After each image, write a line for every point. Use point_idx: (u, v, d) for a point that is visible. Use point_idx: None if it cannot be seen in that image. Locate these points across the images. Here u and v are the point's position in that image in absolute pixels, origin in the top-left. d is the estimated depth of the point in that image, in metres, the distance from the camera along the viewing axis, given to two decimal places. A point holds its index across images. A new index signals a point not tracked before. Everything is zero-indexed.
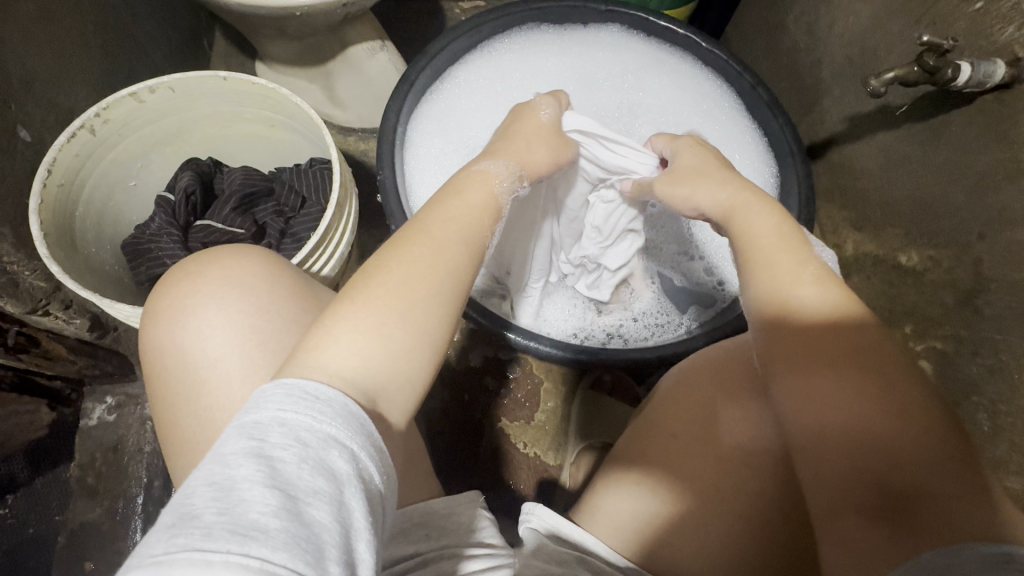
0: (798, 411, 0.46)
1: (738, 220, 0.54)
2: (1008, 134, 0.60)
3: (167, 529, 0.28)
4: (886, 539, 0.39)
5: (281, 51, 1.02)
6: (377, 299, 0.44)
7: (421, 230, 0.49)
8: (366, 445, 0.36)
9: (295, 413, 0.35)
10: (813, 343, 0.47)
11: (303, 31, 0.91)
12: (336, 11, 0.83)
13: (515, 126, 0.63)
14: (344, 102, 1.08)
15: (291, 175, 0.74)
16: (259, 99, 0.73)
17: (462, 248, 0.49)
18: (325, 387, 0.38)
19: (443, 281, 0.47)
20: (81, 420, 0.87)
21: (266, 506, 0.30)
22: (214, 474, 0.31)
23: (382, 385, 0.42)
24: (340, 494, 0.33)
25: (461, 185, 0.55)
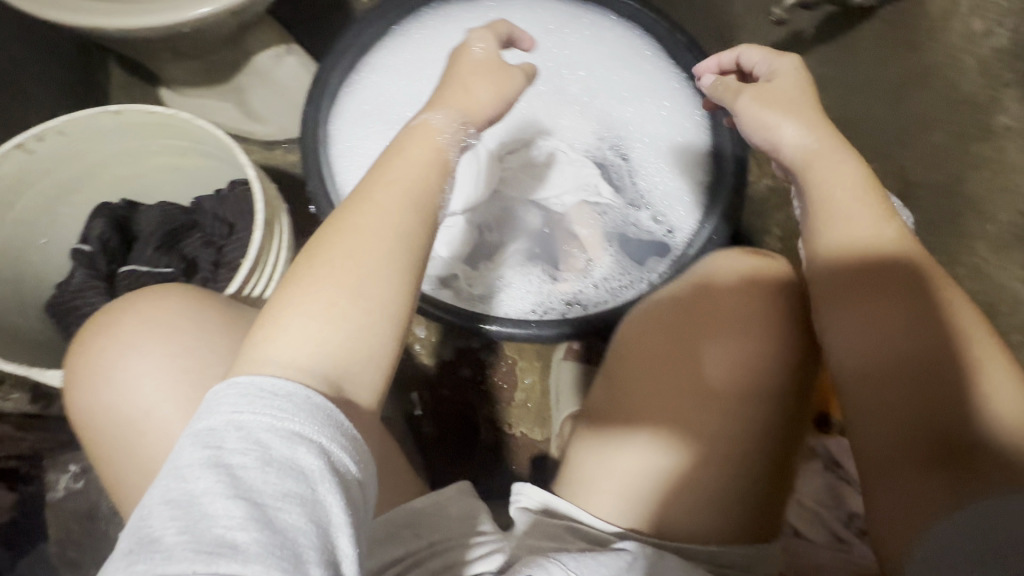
0: (851, 348, 0.49)
1: (817, 170, 0.54)
2: (911, 40, 0.62)
3: (127, 555, 0.32)
4: (943, 485, 0.42)
5: (183, 72, 0.96)
6: (320, 280, 0.43)
7: (366, 199, 0.47)
8: (336, 438, 0.38)
9: (252, 414, 0.36)
10: (874, 291, 0.50)
11: (198, 47, 0.86)
12: (227, 20, 0.78)
13: (455, 69, 0.57)
14: (261, 115, 1.03)
15: (212, 203, 0.70)
16: (162, 127, 0.69)
17: (411, 210, 0.48)
18: (283, 383, 0.38)
19: (386, 248, 0.45)
20: (46, 493, 0.83)
21: (231, 519, 0.33)
22: (172, 490, 0.34)
23: (342, 368, 0.42)
24: (312, 493, 0.35)
25: (404, 144, 0.52)
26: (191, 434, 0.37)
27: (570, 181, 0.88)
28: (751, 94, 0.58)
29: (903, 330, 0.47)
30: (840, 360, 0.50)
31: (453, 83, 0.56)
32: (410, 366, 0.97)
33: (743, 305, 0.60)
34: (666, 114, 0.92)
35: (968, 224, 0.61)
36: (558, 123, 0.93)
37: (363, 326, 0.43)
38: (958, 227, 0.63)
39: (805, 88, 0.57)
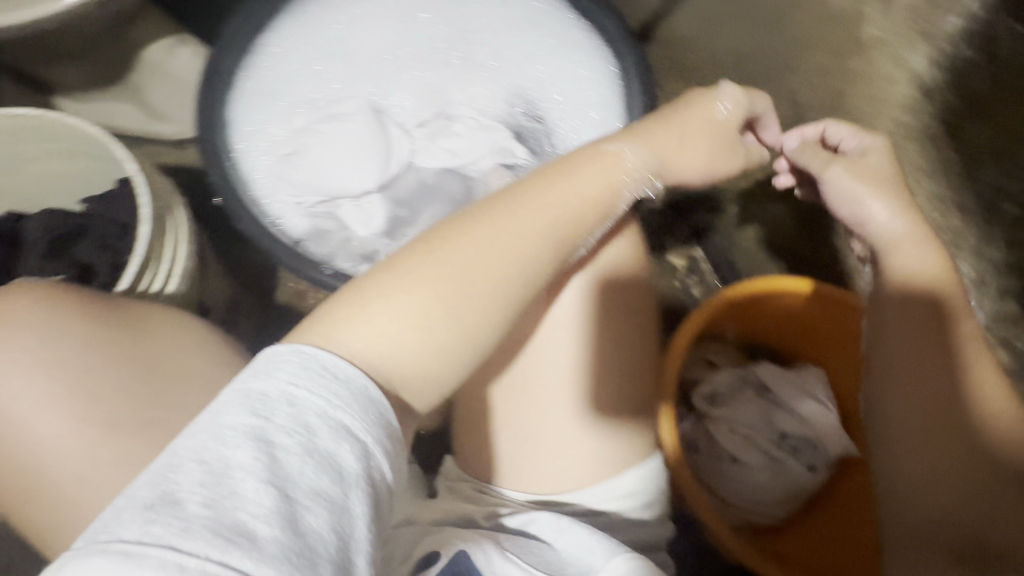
0: (904, 373, 0.55)
1: (897, 255, 0.59)
2: None
3: (147, 509, 0.34)
4: (968, 537, 0.48)
5: (69, 74, 0.90)
6: (422, 283, 0.48)
7: (512, 214, 0.53)
8: (379, 441, 0.41)
9: (305, 393, 0.39)
10: (923, 327, 0.56)
11: (73, 44, 0.81)
12: (92, 11, 0.73)
13: (688, 118, 0.63)
14: (163, 113, 0.98)
15: (100, 205, 0.67)
16: (33, 131, 0.66)
17: (546, 241, 0.53)
18: (343, 366, 0.42)
19: (510, 277, 0.51)
20: None
21: (260, 507, 0.35)
22: (211, 452, 0.37)
23: (394, 370, 0.45)
24: (343, 501, 0.37)
25: (580, 164, 0.57)
26: (238, 388, 0.40)
27: (483, 145, 0.88)
28: (842, 163, 0.62)
29: (953, 379, 0.53)
30: (886, 389, 0.56)
31: (673, 127, 0.62)
32: None
33: (592, 226, 0.56)
34: (576, 65, 0.88)
35: None
36: (466, 92, 0.91)
37: (449, 343, 0.48)
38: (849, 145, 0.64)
39: (892, 168, 0.63)
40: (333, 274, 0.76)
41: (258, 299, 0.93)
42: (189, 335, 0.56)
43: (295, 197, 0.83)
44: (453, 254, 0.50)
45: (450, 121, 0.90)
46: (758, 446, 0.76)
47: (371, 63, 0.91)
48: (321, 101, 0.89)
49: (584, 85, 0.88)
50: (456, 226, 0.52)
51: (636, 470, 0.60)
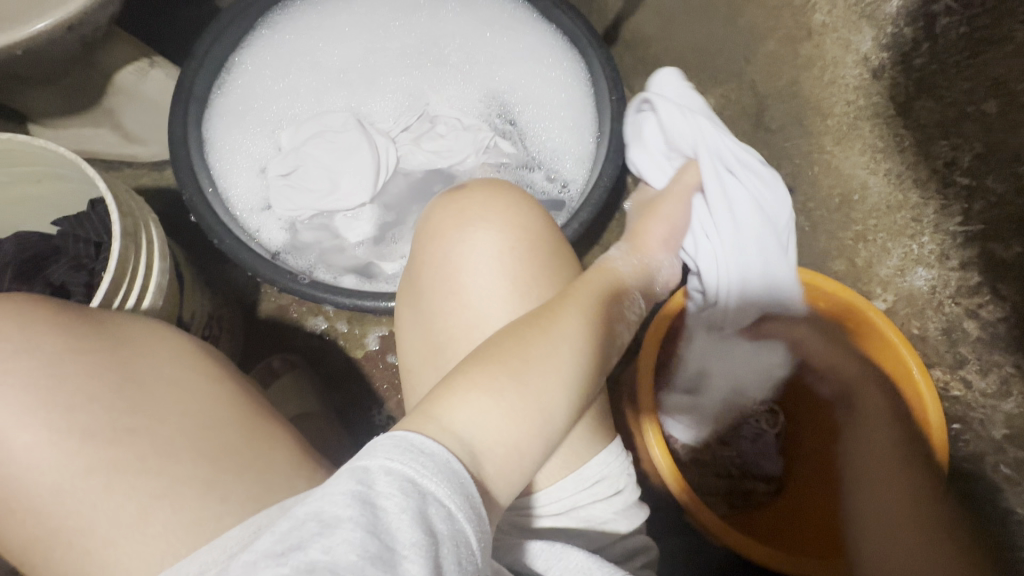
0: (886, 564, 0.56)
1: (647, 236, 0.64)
2: None
3: (275, 558, 0.32)
4: None
5: (43, 102, 0.92)
6: (490, 364, 0.42)
7: (561, 301, 0.48)
8: (465, 504, 0.36)
9: (402, 461, 0.35)
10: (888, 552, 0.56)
11: (44, 70, 0.81)
12: (64, 37, 0.74)
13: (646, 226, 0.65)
14: (139, 136, 0.99)
15: (72, 226, 0.66)
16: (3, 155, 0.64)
17: (582, 326, 0.46)
18: (431, 440, 0.37)
19: (562, 363, 0.44)
20: None
21: (364, 552, 0.31)
22: (322, 511, 0.33)
23: (489, 447, 0.39)
24: (435, 554, 0.33)
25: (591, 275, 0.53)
26: (347, 463, 0.36)
27: (467, 145, 0.85)
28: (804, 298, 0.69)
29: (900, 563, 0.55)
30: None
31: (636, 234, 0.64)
32: (339, 360, 0.93)
33: (519, 230, 0.54)
34: (551, 68, 0.89)
35: (812, 123, 0.64)
36: (443, 93, 0.90)
37: (527, 421, 0.41)
38: (805, 128, 0.65)
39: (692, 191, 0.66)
40: (309, 283, 0.74)
41: (241, 312, 0.93)
42: (175, 344, 0.49)
43: (280, 207, 0.81)
44: (496, 342, 0.45)
45: (431, 125, 0.87)
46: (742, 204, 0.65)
47: (346, 74, 0.90)
48: (299, 113, 0.88)
49: (560, 86, 0.89)
50: (509, 330, 0.46)
51: (610, 455, 0.53)
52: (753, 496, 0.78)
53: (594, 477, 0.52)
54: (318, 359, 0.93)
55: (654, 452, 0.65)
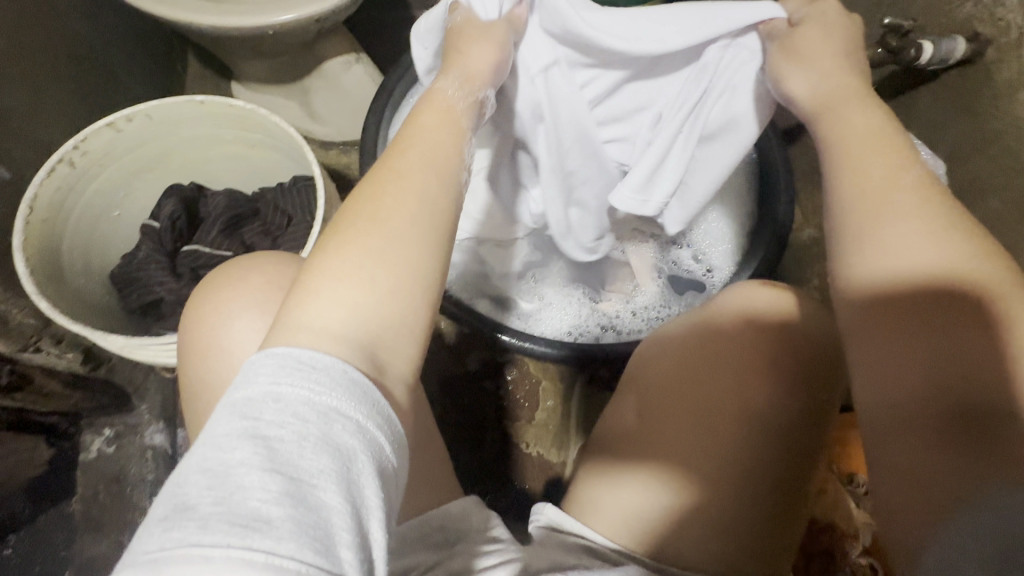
0: (901, 481, 0.37)
1: (414, 142, 0.45)
2: (973, 108, 0.63)
3: (161, 522, 0.27)
4: (959, 463, 0.35)
5: (255, 70, 1.02)
6: (356, 248, 0.39)
7: (381, 174, 0.43)
8: (374, 415, 0.34)
9: (289, 386, 0.32)
10: (921, 473, 0.36)
11: (276, 48, 0.92)
12: (308, 26, 0.83)
13: (413, 130, 0.46)
14: (322, 116, 1.07)
15: (275, 194, 0.72)
16: (237, 120, 0.71)
17: (431, 177, 0.43)
18: (321, 354, 0.35)
19: (420, 219, 0.41)
20: (78, 454, 0.80)
21: (266, 493, 0.28)
22: (208, 459, 0.30)
23: (376, 336, 0.38)
24: (349, 472, 0.31)
25: (421, 111, 0.47)
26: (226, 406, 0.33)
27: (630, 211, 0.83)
28: (781, 42, 0.51)
29: (935, 458, 0.36)
30: (896, 527, 0.37)
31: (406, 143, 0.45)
32: (443, 372, 0.97)
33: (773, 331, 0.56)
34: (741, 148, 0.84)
35: None
36: None
37: (401, 289, 0.39)
38: None
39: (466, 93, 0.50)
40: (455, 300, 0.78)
41: None
42: None
43: None
44: (344, 219, 0.41)
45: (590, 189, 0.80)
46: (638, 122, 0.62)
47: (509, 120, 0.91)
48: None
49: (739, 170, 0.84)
50: (347, 203, 0.42)
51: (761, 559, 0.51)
52: None
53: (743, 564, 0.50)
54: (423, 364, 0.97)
55: None
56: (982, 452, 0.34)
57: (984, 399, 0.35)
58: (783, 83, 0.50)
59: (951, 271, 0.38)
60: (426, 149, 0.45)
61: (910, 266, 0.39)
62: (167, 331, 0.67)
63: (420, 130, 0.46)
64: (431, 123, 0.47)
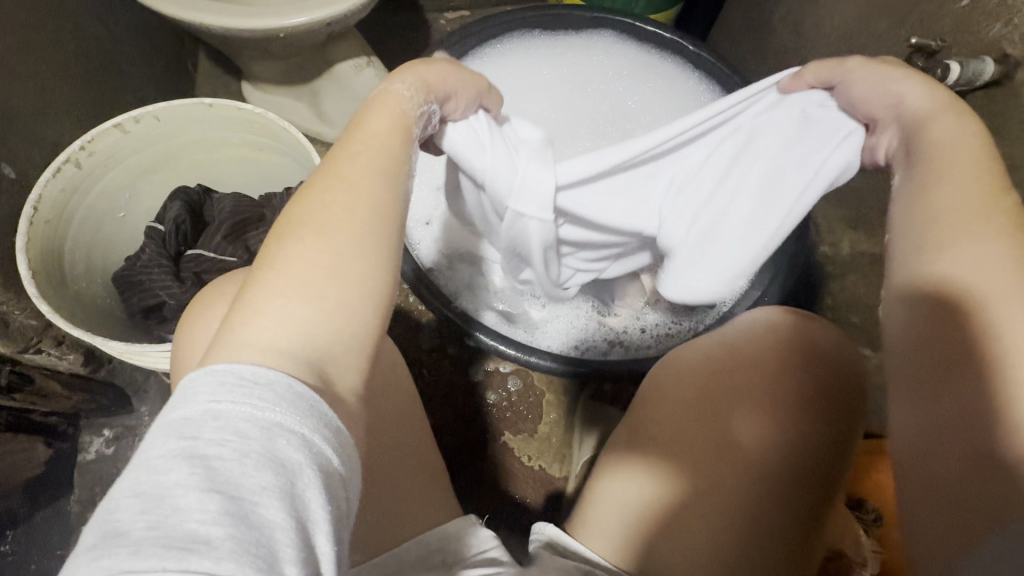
0: (927, 503, 0.38)
1: (351, 145, 0.43)
2: (998, 131, 0.62)
3: (91, 550, 0.25)
4: (987, 490, 0.35)
5: (266, 71, 1.01)
6: (298, 261, 0.37)
7: (328, 176, 0.41)
8: (321, 429, 0.32)
9: (231, 403, 0.30)
10: (950, 500, 0.37)
11: (287, 50, 0.91)
12: (320, 29, 0.83)
13: (355, 131, 0.43)
14: (331, 119, 1.06)
15: (281, 200, 0.71)
16: (246, 124, 0.70)
17: (381, 183, 0.41)
18: (265, 369, 0.32)
19: (364, 230, 0.39)
20: (78, 454, 0.81)
21: (205, 513, 0.26)
22: (142, 481, 0.27)
23: (323, 350, 0.36)
24: (293, 487, 0.29)
25: (368, 113, 0.45)
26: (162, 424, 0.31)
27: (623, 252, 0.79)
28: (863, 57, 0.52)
29: (963, 483, 0.36)
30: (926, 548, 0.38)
31: (351, 152, 0.42)
32: (445, 381, 0.96)
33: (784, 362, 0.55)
34: None
35: None
36: None
37: (351, 303, 0.37)
38: None
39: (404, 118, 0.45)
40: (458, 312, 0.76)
41: None
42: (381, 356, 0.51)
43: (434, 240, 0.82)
44: (282, 232, 0.38)
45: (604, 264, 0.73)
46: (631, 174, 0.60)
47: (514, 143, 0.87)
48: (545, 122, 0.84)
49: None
50: (283, 215, 0.40)
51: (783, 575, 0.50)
52: None
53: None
54: (426, 374, 0.96)
55: None
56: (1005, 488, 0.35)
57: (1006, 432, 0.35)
58: (897, 84, 0.49)
59: (1007, 288, 0.37)
60: (370, 154, 0.42)
61: (978, 274, 0.39)
62: (168, 336, 0.67)
63: (355, 131, 0.43)
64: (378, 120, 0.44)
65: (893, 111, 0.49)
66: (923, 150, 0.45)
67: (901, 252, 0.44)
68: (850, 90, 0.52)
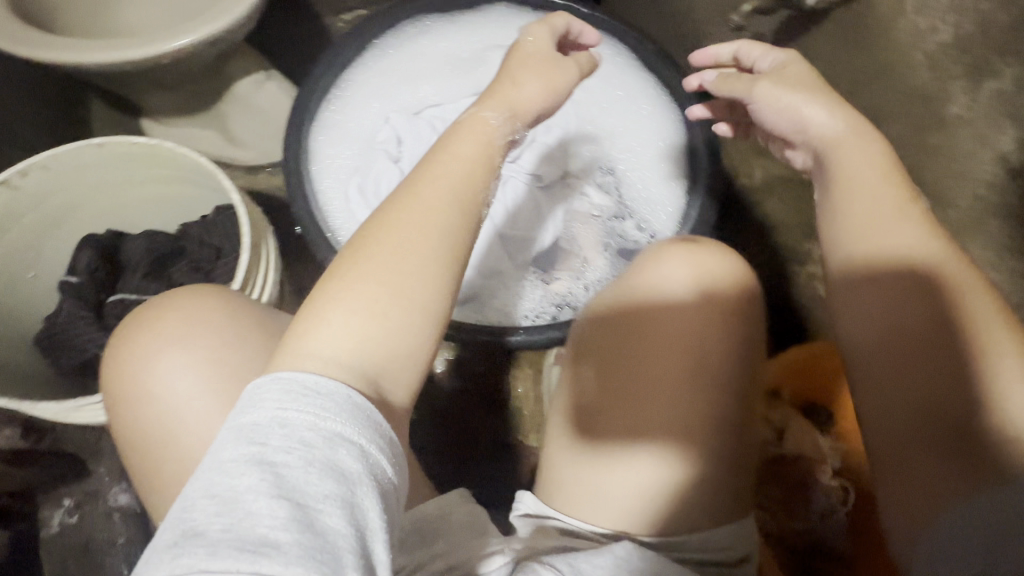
0: (902, 480, 0.39)
1: (436, 165, 0.47)
2: (864, 41, 0.66)
3: (171, 547, 0.29)
4: (954, 474, 0.37)
5: (163, 103, 0.98)
6: (368, 278, 0.41)
7: (409, 196, 0.44)
8: (376, 438, 0.36)
9: (294, 411, 0.34)
10: (924, 477, 0.38)
11: (179, 77, 0.88)
12: (206, 49, 0.80)
13: (449, 147, 0.48)
14: (243, 141, 1.03)
15: (200, 229, 0.69)
16: (145, 158, 0.68)
17: (456, 206, 0.45)
18: (325, 379, 0.37)
19: (440, 251, 0.43)
20: (40, 531, 0.76)
21: (275, 518, 0.30)
22: (218, 483, 0.32)
23: (381, 366, 0.40)
24: (352, 496, 0.33)
25: (448, 137, 0.49)
26: (232, 427, 0.35)
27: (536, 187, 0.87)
28: (767, 78, 0.54)
29: (929, 465, 0.38)
30: (905, 520, 0.39)
31: (427, 175, 0.46)
32: None
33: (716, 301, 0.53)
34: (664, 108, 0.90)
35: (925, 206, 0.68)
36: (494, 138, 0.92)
37: (414, 322, 0.42)
38: None
39: (485, 143, 0.49)
40: None
41: None
42: None
43: None
44: (360, 255, 0.42)
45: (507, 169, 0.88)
46: (493, 162, 0.91)
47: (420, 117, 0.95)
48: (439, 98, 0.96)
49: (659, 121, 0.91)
50: (363, 232, 0.44)
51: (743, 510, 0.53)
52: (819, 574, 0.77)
53: (721, 542, 0.49)
54: None
55: None
56: (978, 456, 0.37)
57: (976, 405, 0.38)
58: (805, 111, 0.51)
59: (943, 268, 0.43)
60: (447, 174, 0.46)
61: (893, 253, 0.44)
62: None
63: (430, 155, 0.48)
64: (461, 131, 0.49)
65: (801, 137, 0.53)
66: (833, 171, 0.49)
67: (838, 244, 0.47)
68: (760, 113, 0.55)
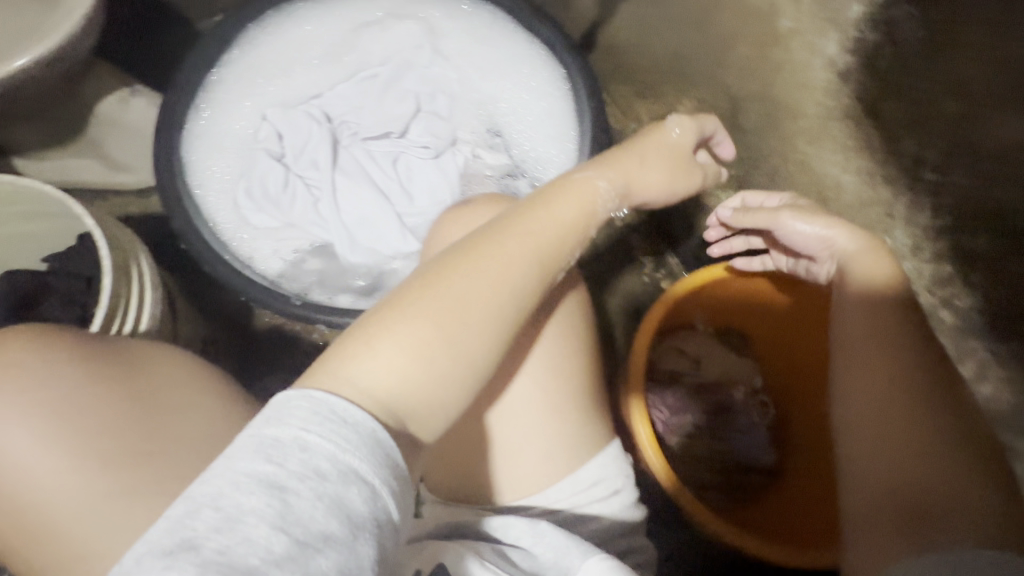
0: (861, 492, 0.51)
1: (529, 219, 0.53)
2: None
3: (165, 555, 0.33)
4: (899, 538, 0.47)
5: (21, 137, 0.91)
6: (423, 317, 0.46)
7: (496, 248, 0.51)
8: (388, 479, 0.38)
9: (314, 438, 0.37)
10: (881, 520, 0.49)
11: (24, 106, 0.82)
12: (41, 71, 0.75)
13: (553, 199, 0.55)
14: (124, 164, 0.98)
15: (63, 262, 0.67)
16: None
17: (533, 266, 0.51)
18: (351, 408, 0.40)
19: (506, 309, 0.49)
20: None
21: (268, 553, 0.33)
22: (225, 499, 0.35)
23: (412, 407, 0.44)
24: (352, 542, 0.36)
25: (554, 195, 0.55)
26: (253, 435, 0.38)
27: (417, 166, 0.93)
28: (788, 209, 0.67)
29: (886, 521, 0.48)
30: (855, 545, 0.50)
31: (515, 229, 0.52)
32: None
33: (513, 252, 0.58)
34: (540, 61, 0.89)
35: None
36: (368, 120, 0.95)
37: (453, 375, 0.46)
38: None
39: (588, 213, 0.56)
40: (302, 302, 0.77)
41: (235, 334, 0.95)
42: (192, 376, 0.58)
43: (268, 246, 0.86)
44: (442, 295, 0.47)
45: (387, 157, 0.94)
46: (378, 144, 0.94)
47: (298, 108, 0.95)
48: (316, 88, 0.96)
49: (536, 74, 0.91)
50: (435, 269, 0.50)
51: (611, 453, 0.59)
52: (751, 487, 0.82)
53: (595, 481, 0.57)
54: None
55: (648, 452, 0.70)
56: (922, 537, 0.46)
57: (935, 500, 0.47)
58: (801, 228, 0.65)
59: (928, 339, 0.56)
60: (531, 232, 0.52)
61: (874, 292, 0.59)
62: None
63: (537, 207, 0.54)
64: (565, 185, 0.56)
65: (825, 250, 0.65)
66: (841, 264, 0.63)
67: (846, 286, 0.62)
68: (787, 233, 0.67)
